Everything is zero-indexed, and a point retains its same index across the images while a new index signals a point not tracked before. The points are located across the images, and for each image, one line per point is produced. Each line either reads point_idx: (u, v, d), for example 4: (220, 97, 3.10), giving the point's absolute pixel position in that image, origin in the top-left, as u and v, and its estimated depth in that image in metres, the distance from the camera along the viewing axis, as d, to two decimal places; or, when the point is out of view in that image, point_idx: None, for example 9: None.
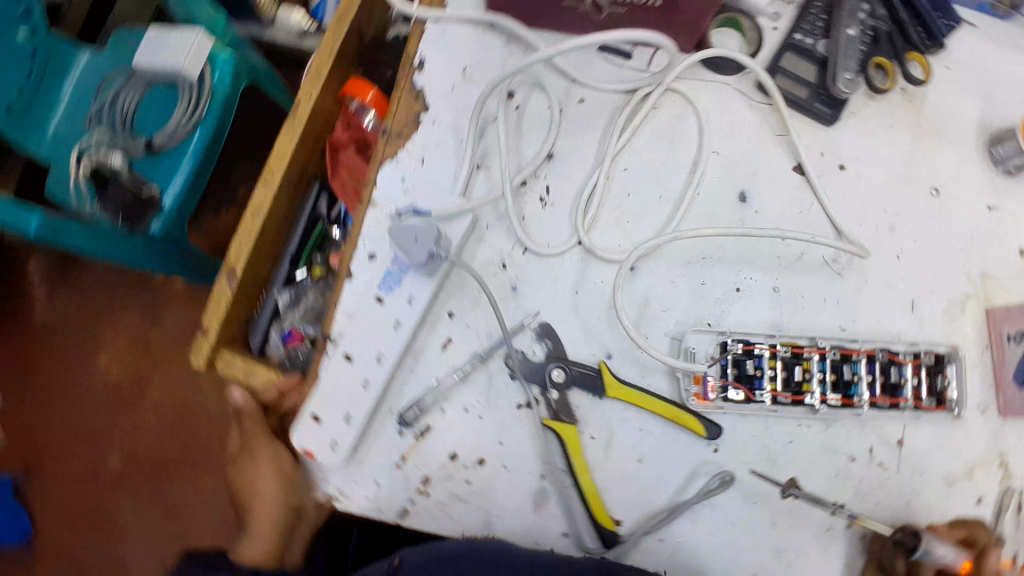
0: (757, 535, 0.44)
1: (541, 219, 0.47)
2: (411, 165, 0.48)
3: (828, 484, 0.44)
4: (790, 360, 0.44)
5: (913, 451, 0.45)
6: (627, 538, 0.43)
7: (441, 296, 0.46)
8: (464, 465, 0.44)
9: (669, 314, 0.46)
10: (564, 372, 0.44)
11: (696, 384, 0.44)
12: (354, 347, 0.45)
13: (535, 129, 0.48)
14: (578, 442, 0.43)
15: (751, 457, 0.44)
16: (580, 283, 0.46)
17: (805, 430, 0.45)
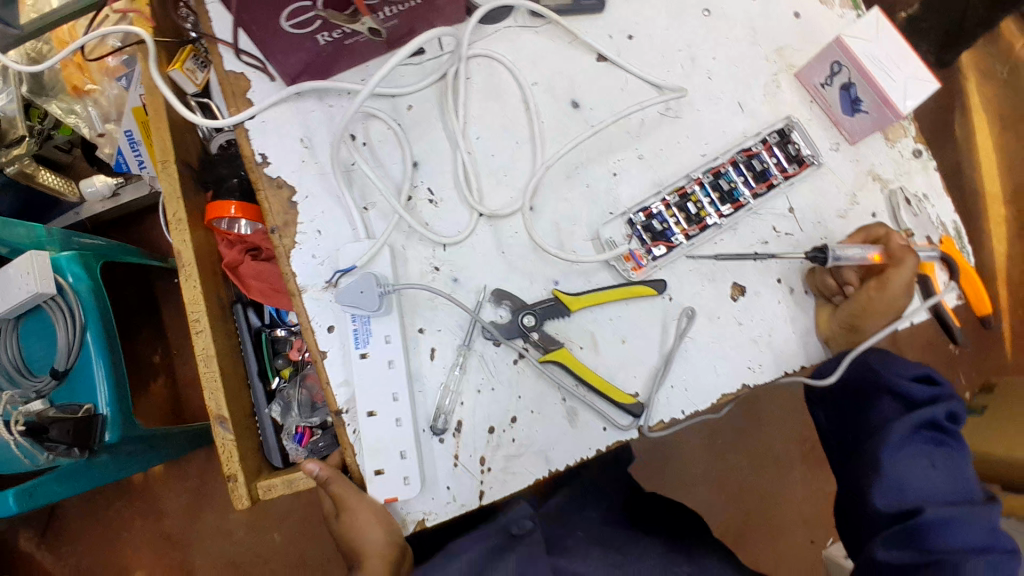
0: (737, 337, 0.52)
1: (443, 213, 0.53)
2: (314, 240, 0.52)
3: (763, 269, 0.53)
4: (681, 202, 0.53)
5: (807, 208, 0.55)
6: (649, 400, 0.51)
7: (406, 321, 0.52)
8: (503, 430, 0.51)
9: (578, 224, 0.54)
10: (532, 315, 0.51)
11: (629, 261, 0.52)
12: (368, 402, 0.50)
13: (390, 151, 0.54)
14: (573, 357, 0.51)
15: (697, 287, 0.53)
16: (501, 244, 0.53)
17: (723, 243, 0.53)
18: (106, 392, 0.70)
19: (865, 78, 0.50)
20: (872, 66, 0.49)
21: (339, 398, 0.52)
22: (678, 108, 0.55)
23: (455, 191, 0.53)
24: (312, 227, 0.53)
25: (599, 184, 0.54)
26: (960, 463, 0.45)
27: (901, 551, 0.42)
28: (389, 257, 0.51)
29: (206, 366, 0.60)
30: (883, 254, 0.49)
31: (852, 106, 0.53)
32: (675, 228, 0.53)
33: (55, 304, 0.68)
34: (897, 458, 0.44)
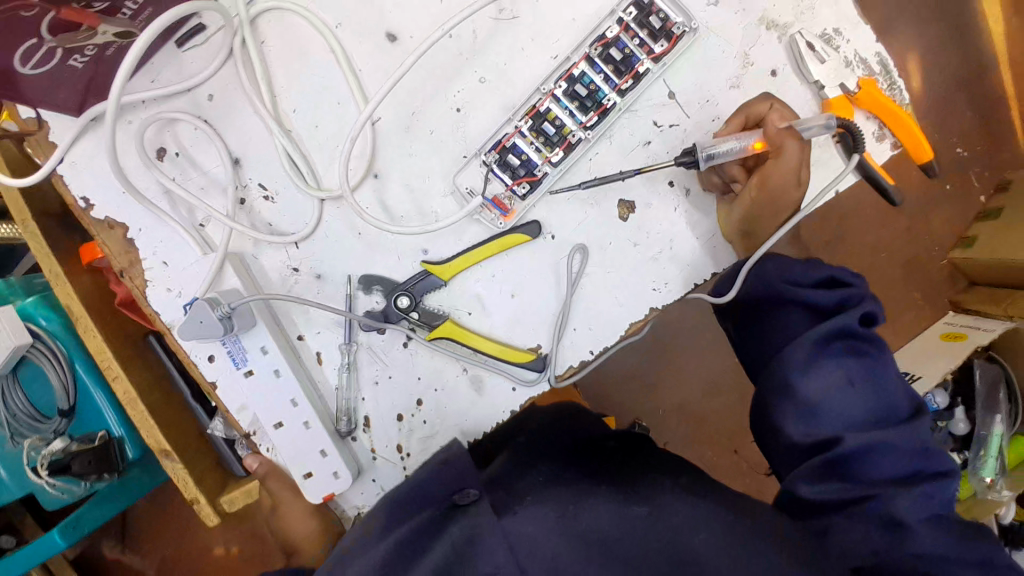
0: (635, 261, 0.47)
1: (284, 207, 0.48)
2: (162, 273, 0.48)
3: (653, 175, 0.46)
4: (536, 125, 0.45)
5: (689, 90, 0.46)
6: (552, 353, 0.47)
7: (283, 328, 0.49)
8: (412, 415, 0.49)
9: (432, 179, 0.47)
10: (408, 296, 0.47)
11: (495, 210, 0.46)
12: (269, 417, 0.47)
13: (206, 152, 0.47)
14: (460, 329, 0.47)
15: (580, 216, 0.47)
16: (355, 224, 0.47)
17: (598, 159, 0.46)
18: (116, 416, 0.64)
19: None
20: None
21: (243, 422, 0.49)
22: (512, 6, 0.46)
23: (289, 179, 0.47)
24: (155, 260, 0.48)
25: (446, 129, 0.47)
26: (881, 374, 0.42)
27: (822, 485, 0.41)
28: (238, 268, 0.47)
29: (132, 407, 0.57)
30: (764, 139, 0.42)
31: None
32: (537, 159, 0.45)
33: (36, 349, 0.61)
34: (810, 379, 0.41)
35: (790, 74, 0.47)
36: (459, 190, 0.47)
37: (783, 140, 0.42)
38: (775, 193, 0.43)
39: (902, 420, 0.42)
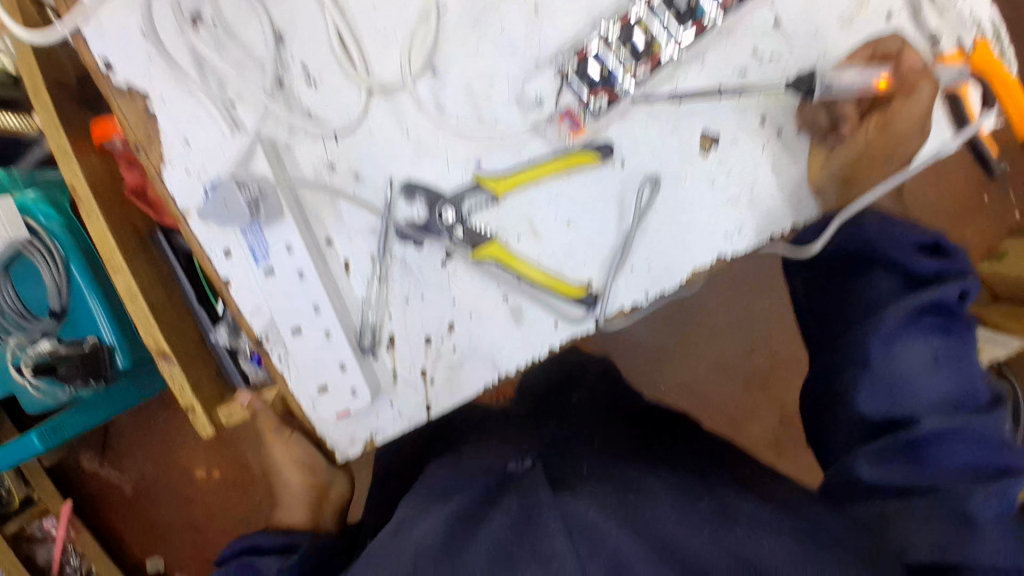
0: (710, 201, 0.42)
1: (323, 95, 0.43)
2: (179, 150, 0.42)
3: (742, 110, 0.41)
4: (626, 33, 0.39)
5: (797, 24, 0.41)
6: (602, 291, 0.43)
7: (310, 229, 0.44)
8: (441, 340, 0.45)
9: (496, 82, 0.42)
10: (455, 208, 0.42)
11: (563, 123, 0.41)
12: (290, 320, 0.44)
13: (244, 19, 0.41)
14: (507, 252, 0.43)
15: (655, 144, 0.42)
16: (404, 123, 0.43)
17: (686, 81, 0.41)
18: (110, 326, 0.60)
19: None
20: None
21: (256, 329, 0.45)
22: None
23: (335, 64, 0.42)
24: (173, 135, 0.42)
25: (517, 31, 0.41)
26: (965, 354, 0.39)
27: (883, 467, 0.39)
28: (269, 154, 0.42)
29: (129, 303, 0.52)
30: (893, 78, 0.39)
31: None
32: (620, 75, 0.40)
33: (31, 247, 0.55)
34: (892, 354, 0.39)
35: (904, 19, 0.41)
36: (526, 104, 0.42)
37: (916, 82, 0.39)
38: (887, 140, 0.40)
39: (981, 409, 0.38)
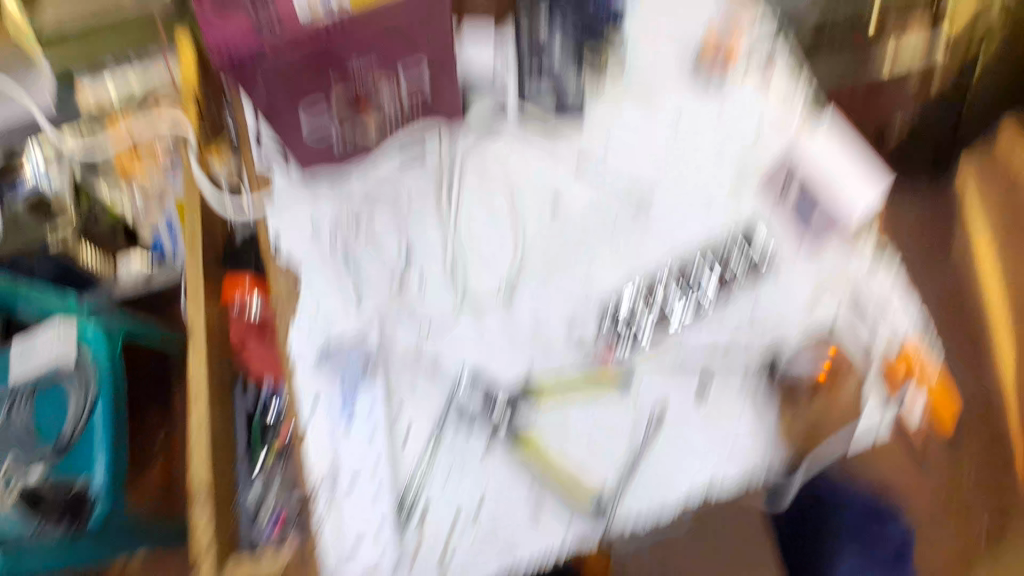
0: (689, 469, 0.74)
1: (489, 273, 0.83)
2: (389, 283, 0.82)
3: (727, 360, 0.79)
4: (658, 300, 0.81)
5: (724, 377, 0.78)
6: (627, 484, 0.73)
7: (510, 299, 0.82)
8: (516, 417, 0.76)
9: (591, 317, 0.81)
10: (614, 320, 0.80)
11: (606, 347, 0.79)
12: (395, 392, 0.77)
13: (548, 206, 0.86)
14: (613, 387, 0.77)
15: (689, 354, 0.79)
16: (577, 318, 0.81)
17: (716, 344, 0.79)
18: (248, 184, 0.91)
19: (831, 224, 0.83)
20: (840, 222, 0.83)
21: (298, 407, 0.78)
22: (677, 236, 0.85)
23: (564, 307, 0.82)
24: (416, 269, 0.84)
25: (613, 273, 0.83)
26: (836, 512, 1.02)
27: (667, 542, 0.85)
28: (502, 310, 0.82)
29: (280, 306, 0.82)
30: (829, 372, 0.78)
31: (756, 257, 0.82)
32: (626, 343, 0.79)
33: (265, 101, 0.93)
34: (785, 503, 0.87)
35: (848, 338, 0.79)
36: (584, 326, 0.81)
37: (843, 369, 0.78)
38: (836, 410, 0.77)
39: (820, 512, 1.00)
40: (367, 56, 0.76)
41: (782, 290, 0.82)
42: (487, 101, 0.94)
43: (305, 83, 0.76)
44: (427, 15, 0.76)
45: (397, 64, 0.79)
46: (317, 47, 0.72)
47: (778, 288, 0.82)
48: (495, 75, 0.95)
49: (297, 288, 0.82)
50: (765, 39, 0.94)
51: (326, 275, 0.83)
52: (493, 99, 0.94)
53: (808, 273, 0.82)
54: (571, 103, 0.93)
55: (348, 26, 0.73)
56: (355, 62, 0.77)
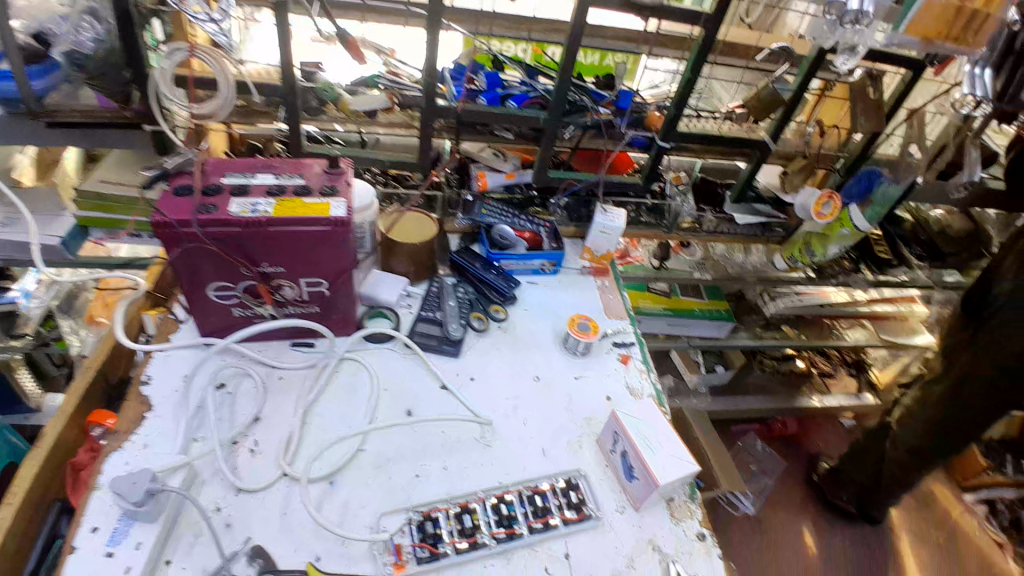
0: None
1: (327, 454, 0.72)
2: (184, 445, 0.71)
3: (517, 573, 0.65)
4: (470, 526, 0.67)
5: (581, 555, 0.68)
6: None
7: (275, 500, 0.68)
8: (422, 566, 0.64)
9: (391, 526, 0.67)
10: (418, 535, 0.66)
11: (392, 555, 0.64)
12: (239, 565, 0.62)
13: (430, 454, 0.75)
14: None
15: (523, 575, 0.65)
16: (379, 519, 0.67)
17: (511, 557, 0.67)
18: None
19: (639, 454, 0.70)
20: (642, 447, 0.71)
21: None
22: (553, 456, 0.77)
23: (482, 546, 0.66)
24: (248, 442, 0.73)
25: (489, 476, 0.73)
26: None
27: None
28: (262, 504, 0.67)
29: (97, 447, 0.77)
30: None
31: (630, 473, 0.72)
32: (488, 530, 0.67)
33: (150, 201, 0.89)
34: None
35: None
36: (414, 509, 0.68)
37: None
38: None
39: None
40: (278, 265, 0.75)
41: (658, 434, 0.73)
42: (387, 316, 0.90)
43: (217, 269, 0.74)
44: (330, 242, 0.74)
45: (304, 280, 0.78)
46: (234, 258, 0.72)
47: (661, 454, 0.71)
48: (402, 302, 0.93)
49: (140, 425, 0.73)
50: (626, 334, 0.95)
51: (171, 433, 0.73)
52: (392, 324, 0.90)
53: (680, 447, 0.72)
54: (454, 339, 0.88)
55: (265, 225, 0.70)
56: (270, 270, 0.76)
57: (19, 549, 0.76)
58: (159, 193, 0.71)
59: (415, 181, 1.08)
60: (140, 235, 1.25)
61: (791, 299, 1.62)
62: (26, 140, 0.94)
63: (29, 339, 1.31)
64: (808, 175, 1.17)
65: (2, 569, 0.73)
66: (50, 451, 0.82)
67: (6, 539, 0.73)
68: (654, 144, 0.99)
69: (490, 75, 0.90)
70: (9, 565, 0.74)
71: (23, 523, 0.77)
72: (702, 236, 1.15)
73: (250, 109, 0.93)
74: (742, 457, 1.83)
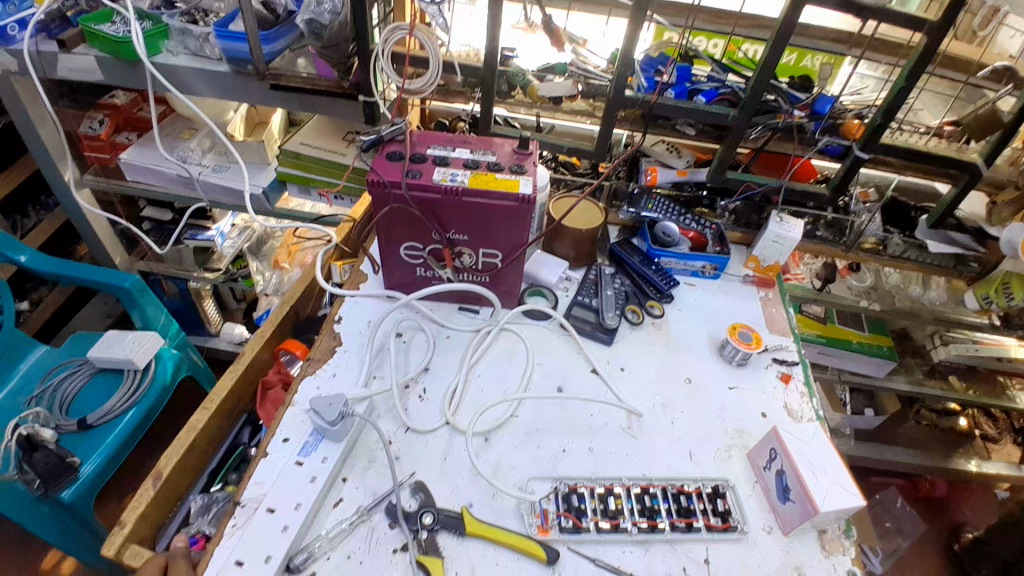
0: None
1: (484, 413, 0.77)
2: (363, 380, 0.80)
3: (654, 567, 0.65)
4: (614, 509, 0.69)
5: (721, 564, 0.66)
6: None
7: (435, 444, 0.74)
8: (564, 534, 0.66)
9: (535, 491, 0.71)
10: (562, 505, 0.69)
11: (537, 519, 0.67)
12: (404, 497, 0.69)
13: (576, 432, 0.77)
14: (538, 549, 0.64)
15: (662, 568, 0.65)
16: (526, 483, 0.71)
17: (649, 546, 0.67)
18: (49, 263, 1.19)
19: (797, 471, 0.68)
20: (801, 463, 0.68)
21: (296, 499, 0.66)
22: (699, 459, 0.76)
23: (623, 532, 0.67)
24: (418, 388, 0.81)
25: (632, 465, 0.74)
26: None
27: None
28: (425, 445, 0.74)
29: None
30: None
31: (784, 494, 0.69)
32: (631, 517, 0.68)
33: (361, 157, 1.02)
34: None
35: None
36: (559, 481, 0.71)
37: None
38: None
39: None
40: (463, 233, 0.82)
41: (822, 459, 0.69)
42: (545, 296, 0.95)
43: (410, 230, 0.82)
44: (513, 218, 0.79)
45: (482, 249, 0.84)
46: (428, 222, 0.80)
47: (824, 480, 0.67)
48: (561, 285, 0.97)
49: (332, 356, 0.84)
50: (788, 353, 0.90)
51: (356, 367, 0.82)
52: (549, 304, 0.94)
53: (846, 478, 0.67)
54: (608, 327, 0.89)
55: (460, 195, 0.76)
56: (455, 236, 0.83)
57: (206, 448, 0.87)
58: (373, 157, 0.80)
59: (583, 169, 1.11)
60: (330, 195, 1.39)
61: (966, 347, 1.41)
62: (253, 98, 1.13)
63: (220, 274, 1.57)
64: (1019, 208, 1.01)
65: (189, 463, 0.83)
66: (242, 371, 0.92)
67: (198, 437, 0.84)
68: (850, 153, 0.93)
69: (683, 68, 0.90)
70: (195, 461, 0.85)
71: (213, 426, 0.87)
72: (884, 259, 1.07)
73: (448, 88, 1.03)
74: (878, 511, 1.65)
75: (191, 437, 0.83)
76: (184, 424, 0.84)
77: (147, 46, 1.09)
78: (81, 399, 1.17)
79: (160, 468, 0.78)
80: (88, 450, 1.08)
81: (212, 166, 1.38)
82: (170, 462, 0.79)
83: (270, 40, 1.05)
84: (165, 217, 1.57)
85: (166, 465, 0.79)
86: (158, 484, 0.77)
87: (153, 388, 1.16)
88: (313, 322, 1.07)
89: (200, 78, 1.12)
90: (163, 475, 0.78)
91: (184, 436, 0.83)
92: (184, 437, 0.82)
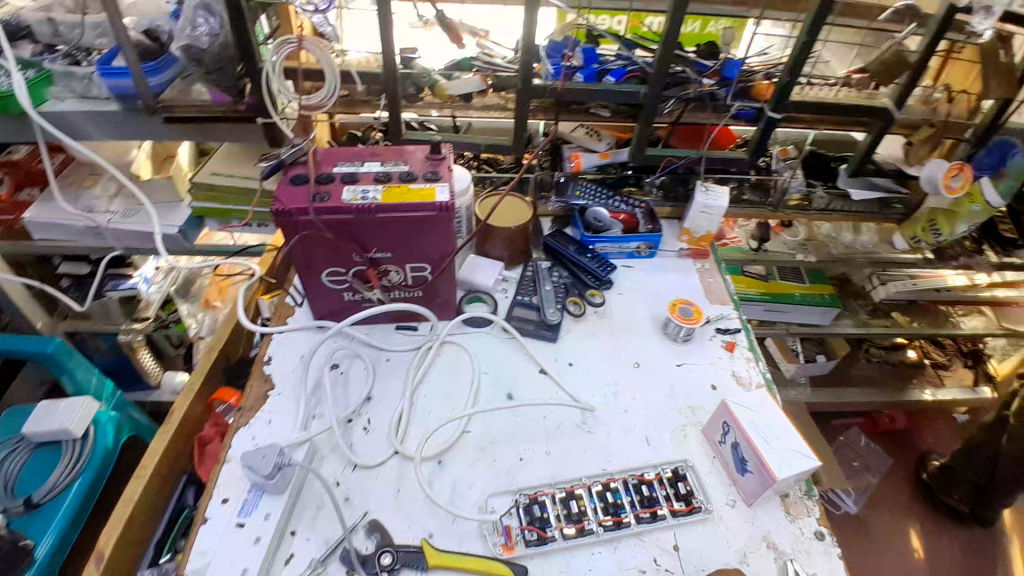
0: None
1: (434, 435, 0.74)
2: (300, 423, 0.75)
3: (626, 565, 0.64)
4: (577, 514, 0.67)
5: (691, 548, 0.65)
6: None
7: (385, 475, 0.71)
8: (530, 548, 0.64)
9: (495, 509, 0.68)
10: (525, 517, 0.66)
11: (500, 537, 0.65)
12: (358, 539, 0.65)
13: (531, 437, 0.75)
14: (504, 568, 0.62)
15: (633, 563, 0.64)
16: (486, 501, 0.69)
17: (617, 543, 0.66)
18: None
19: (751, 443, 0.67)
20: (752, 434, 0.67)
21: (245, 562, 0.61)
22: (657, 445, 0.75)
23: (590, 533, 0.65)
24: (363, 420, 0.77)
25: (592, 462, 0.73)
26: None
27: None
28: (375, 480, 0.70)
29: None
30: None
31: (742, 466, 0.69)
32: (596, 517, 0.66)
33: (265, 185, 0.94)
34: None
35: None
36: (519, 492, 0.69)
37: None
38: None
39: None
40: (386, 250, 0.78)
41: (773, 427, 0.69)
42: (483, 300, 0.92)
43: (330, 255, 0.78)
44: (433, 227, 0.75)
45: (409, 264, 0.81)
46: (346, 245, 0.75)
47: (778, 448, 0.66)
48: (499, 287, 0.94)
49: (265, 401, 0.78)
50: (730, 321, 0.90)
51: (292, 409, 0.77)
52: (488, 308, 0.91)
53: (799, 441, 0.67)
54: (551, 323, 0.87)
55: (373, 212, 0.72)
56: (378, 255, 0.79)
57: (148, 518, 0.80)
58: (275, 185, 0.74)
59: (506, 164, 1.09)
60: (250, 224, 1.32)
61: (905, 284, 1.48)
62: (151, 135, 1.05)
63: (151, 322, 1.45)
64: (935, 145, 1.05)
65: (132, 537, 0.76)
66: (175, 431, 0.85)
67: (138, 508, 0.77)
68: (763, 115, 0.93)
69: (588, 51, 0.88)
70: (140, 534, 0.78)
71: (152, 492, 0.81)
72: (812, 213, 1.09)
73: (352, 100, 0.98)
74: (845, 453, 1.70)
75: (131, 509, 0.76)
76: (120, 497, 0.77)
77: (31, 96, 0.99)
78: (24, 479, 1.06)
79: (100, 549, 0.72)
80: (38, 530, 0.99)
81: (122, 210, 1.28)
82: (110, 540, 0.73)
83: (155, 71, 0.96)
84: (82, 271, 1.46)
85: (106, 545, 0.73)
86: (101, 566, 0.71)
87: (96, 454, 1.07)
88: (249, 364, 1.01)
89: (95, 123, 1.03)
90: (105, 556, 0.71)
91: (123, 510, 0.76)
92: (123, 511, 0.76)
